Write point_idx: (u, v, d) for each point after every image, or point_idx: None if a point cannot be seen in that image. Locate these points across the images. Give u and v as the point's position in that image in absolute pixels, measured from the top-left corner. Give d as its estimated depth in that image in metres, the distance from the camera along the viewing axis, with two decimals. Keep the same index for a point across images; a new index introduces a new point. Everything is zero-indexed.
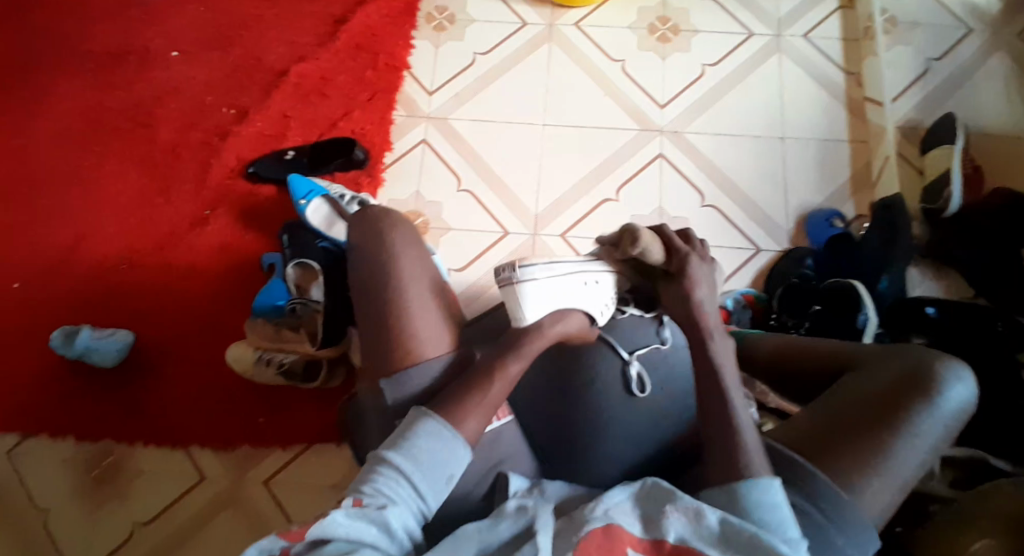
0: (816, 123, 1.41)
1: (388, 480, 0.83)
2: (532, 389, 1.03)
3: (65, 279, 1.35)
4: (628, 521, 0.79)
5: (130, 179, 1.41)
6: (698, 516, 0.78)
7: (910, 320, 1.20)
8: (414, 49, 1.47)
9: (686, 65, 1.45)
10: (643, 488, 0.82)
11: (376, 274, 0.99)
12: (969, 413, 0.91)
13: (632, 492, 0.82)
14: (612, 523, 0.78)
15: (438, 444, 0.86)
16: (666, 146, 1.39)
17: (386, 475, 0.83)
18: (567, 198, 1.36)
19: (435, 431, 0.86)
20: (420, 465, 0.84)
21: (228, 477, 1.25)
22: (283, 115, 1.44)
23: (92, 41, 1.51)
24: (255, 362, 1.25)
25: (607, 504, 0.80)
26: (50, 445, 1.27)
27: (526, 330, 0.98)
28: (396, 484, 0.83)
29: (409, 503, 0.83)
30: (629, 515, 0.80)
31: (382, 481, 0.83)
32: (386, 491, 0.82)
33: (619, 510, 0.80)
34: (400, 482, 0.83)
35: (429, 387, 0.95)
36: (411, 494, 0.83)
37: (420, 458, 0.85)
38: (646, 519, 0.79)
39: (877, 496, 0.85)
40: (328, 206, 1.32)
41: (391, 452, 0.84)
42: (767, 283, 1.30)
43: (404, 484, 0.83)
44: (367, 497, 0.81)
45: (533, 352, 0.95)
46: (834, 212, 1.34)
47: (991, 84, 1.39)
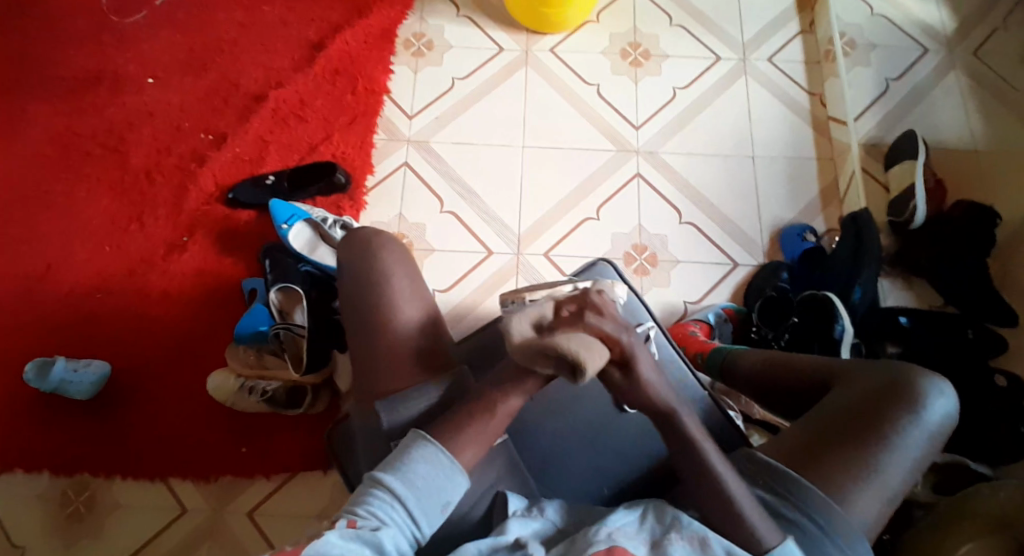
0: (784, 142, 1.46)
1: (382, 503, 0.82)
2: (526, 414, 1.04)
3: (37, 309, 1.31)
4: (632, 543, 0.80)
5: (103, 207, 1.39)
6: (703, 545, 0.81)
7: (884, 330, 1.26)
8: (392, 74, 1.49)
9: (658, 88, 1.49)
10: (646, 513, 0.85)
11: (366, 294, 1.01)
12: (951, 425, 0.93)
13: (636, 517, 0.84)
14: (615, 545, 0.79)
15: (433, 468, 0.85)
16: (642, 165, 1.43)
17: (381, 497, 0.83)
18: (549, 217, 1.38)
19: (430, 455, 0.86)
20: (415, 490, 0.84)
21: (211, 509, 1.22)
22: (262, 139, 1.43)
23: (61, 66, 1.49)
24: (237, 390, 1.23)
25: (610, 528, 0.82)
26: (24, 481, 1.23)
27: (529, 359, 0.93)
28: (390, 506, 0.82)
29: (402, 526, 0.82)
30: (633, 537, 0.81)
31: (375, 503, 0.82)
32: (380, 513, 0.82)
33: (622, 533, 0.81)
34: (394, 505, 0.83)
35: (425, 413, 0.95)
36: (405, 518, 0.83)
37: (414, 481, 0.84)
38: (652, 542, 0.82)
39: (868, 507, 0.88)
40: (310, 230, 1.32)
41: (385, 474, 0.84)
42: (745, 297, 1.33)
43: (398, 507, 0.83)
44: (361, 519, 0.81)
45: (536, 385, 0.92)
46: (804, 227, 1.38)
47: (948, 102, 1.46)
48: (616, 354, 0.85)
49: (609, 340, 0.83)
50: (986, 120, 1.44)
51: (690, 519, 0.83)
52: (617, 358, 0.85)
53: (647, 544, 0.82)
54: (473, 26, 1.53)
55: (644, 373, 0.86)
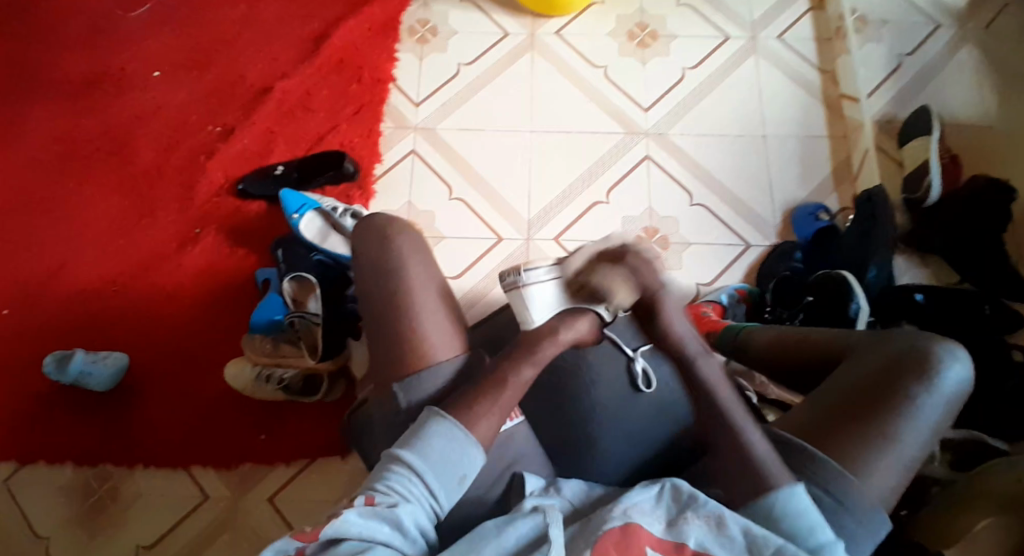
0: (796, 120, 1.44)
1: (401, 478, 0.82)
2: (540, 402, 1.03)
3: (53, 304, 1.32)
4: (647, 521, 0.80)
5: (115, 202, 1.40)
6: (719, 524, 0.79)
7: (900, 308, 1.24)
8: (398, 62, 1.48)
9: (666, 69, 1.48)
10: (664, 490, 0.84)
11: (382, 277, 1.01)
12: (968, 391, 0.92)
13: (653, 495, 0.84)
14: (630, 522, 0.79)
15: (450, 443, 0.85)
16: (652, 148, 1.42)
17: (398, 473, 0.83)
18: (558, 202, 1.37)
19: (446, 431, 0.86)
20: (433, 465, 0.84)
21: (231, 495, 1.23)
22: (270, 131, 1.43)
23: (70, 63, 1.50)
24: (254, 378, 1.23)
25: (626, 505, 0.81)
26: (44, 474, 1.24)
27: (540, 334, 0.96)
28: (409, 482, 0.83)
29: (422, 501, 0.82)
30: (648, 515, 0.81)
31: (394, 479, 0.82)
32: (398, 489, 0.82)
33: (638, 509, 0.81)
34: (412, 481, 0.83)
35: (439, 394, 0.95)
36: (424, 493, 0.83)
37: (432, 456, 0.84)
38: (667, 521, 0.81)
39: (884, 478, 0.87)
40: (321, 219, 1.33)
41: (403, 451, 0.84)
42: (759, 280, 1.33)
43: (416, 482, 0.83)
44: (379, 495, 0.81)
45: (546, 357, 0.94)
46: (819, 206, 1.37)
47: (962, 76, 1.44)
48: (645, 305, 0.97)
49: (645, 287, 0.96)
50: (1001, 93, 1.42)
51: (706, 498, 0.82)
52: (643, 311, 0.97)
53: (662, 522, 0.81)
54: (478, 12, 1.53)
55: (672, 326, 0.96)
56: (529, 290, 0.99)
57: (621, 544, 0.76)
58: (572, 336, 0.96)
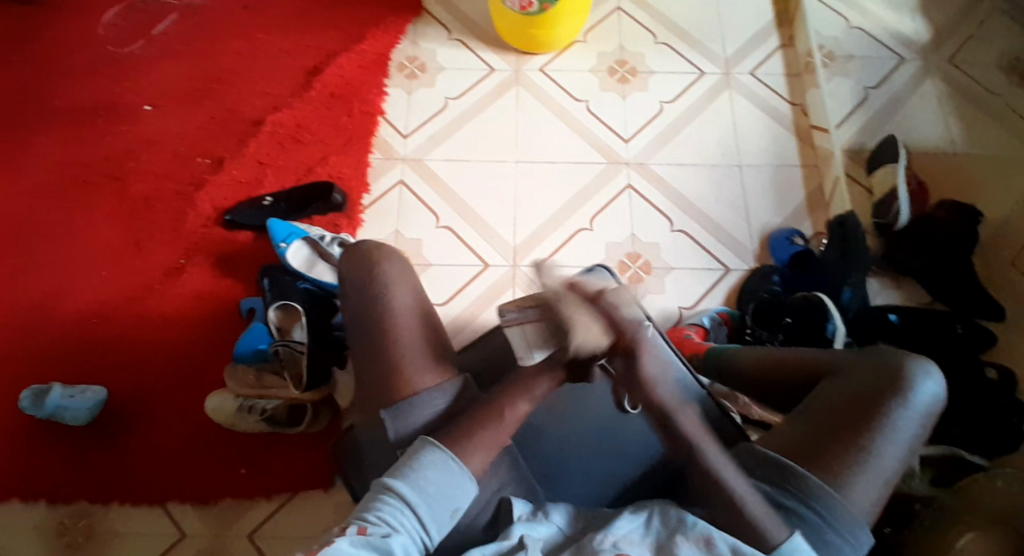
0: (770, 151, 1.49)
1: (393, 508, 0.82)
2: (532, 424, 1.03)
3: (34, 336, 1.31)
4: (637, 550, 0.82)
5: (99, 233, 1.39)
6: (708, 544, 0.81)
7: (876, 327, 1.26)
8: (387, 96, 1.52)
9: (646, 103, 1.53)
10: (651, 516, 0.86)
11: (369, 308, 1.03)
12: (941, 407, 0.95)
13: (641, 522, 0.85)
14: (620, 553, 0.80)
15: (444, 475, 0.85)
16: (634, 177, 1.46)
17: (390, 503, 0.83)
18: (544, 230, 1.40)
19: (439, 462, 0.86)
20: (426, 495, 0.84)
21: (210, 534, 1.20)
22: (259, 162, 1.45)
23: (58, 97, 1.51)
24: (236, 411, 1.22)
25: (615, 535, 0.82)
26: (19, 511, 1.21)
27: None
28: (400, 512, 0.82)
29: (412, 533, 0.82)
30: (638, 543, 0.82)
31: (386, 509, 0.82)
32: (391, 519, 0.81)
33: (627, 539, 0.82)
34: (404, 512, 0.83)
35: (433, 420, 0.95)
36: (415, 524, 0.83)
37: (425, 487, 0.84)
38: (657, 546, 0.83)
39: (865, 494, 0.88)
40: (308, 248, 1.33)
41: (396, 481, 0.84)
42: (739, 302, 1.35)
43: (408, 513, 0.83)
44: (371, 525, 0.81)
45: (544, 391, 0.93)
46: (793, 231, 1.41)
47: (926, 109, 1.51)
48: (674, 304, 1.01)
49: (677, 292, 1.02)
50: (964, 124, 1.49)
51: (695, 521, 0.84)
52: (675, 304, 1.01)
53: (652, 549, 0.83)
54: (464, 49, 1.57)
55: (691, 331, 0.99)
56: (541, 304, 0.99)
57: None
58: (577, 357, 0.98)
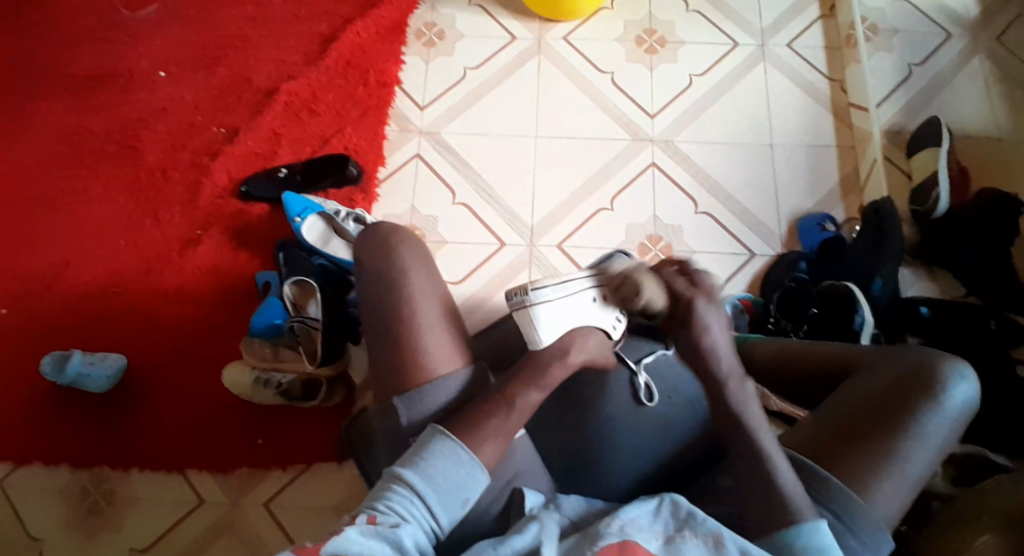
0: (803, 131, 1.43)
1: (402, 498, 0.80)
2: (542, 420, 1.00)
3: (54, 304, 1.33)
4: (643, 537, 0.79)
5: (117, 203, 1.40)
6: (717, 543, 0.79)
7: (905, 320, 1.24)
8: (404, 65, 1.48)
9: (673, 75, 1.47)
10: (661, 506, 0.83)
11: (386, 292, 0.97)
12: (975, 411, 0.90)
13: (650, 509, 0.82)
14: (627, 539, 0.77)
15: (453, 466, 0.83)
16: (658, 155, 1.41)
17: (400, 493, 0.81)
18: (562, 209, 1.36)
19: (451, 453, 0.84)
20: (436, 486, 0.82)
21: (226, 501, 1.23)
22: (275, 133, 1.43)
23: (75, 62, 1.50)
24: (252, 383, 1.23)
25: (622, 520, 0.80)
26: (44, 474, 1.24)
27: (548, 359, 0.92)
28: (410, 502, 0.80)
29: (422, 522, 0.80)
30: (645, 531, 0.80)
31: (396, 499, 0.80)
32: (400, 509, 0.79)
33: (634, 526, 0.80)
34: (414, 502, 0.80)
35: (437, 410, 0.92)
36: (425, 513, 0.80)
37: (435, 478, 0.82)
38: (665, 538, 0.80)
39: (887, 498, 0.85)
40: (323, 223, 1.31)
41: (406, 471, 0.82)
42: (763, 287, 1.31)
43: (417, 503, 0.80)
44: (381, 514, 0.78)
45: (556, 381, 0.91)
46: (825, 216, 1.35)
47: (972, 89, 1.43)
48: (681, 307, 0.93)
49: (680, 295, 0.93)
50: (1010, 106, 1.41)
51: (705, 517, 0.81)
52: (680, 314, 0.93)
53: (659, 538, 0.80)
54: (485, 15, 1.52)
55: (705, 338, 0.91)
56: (534, 309, 0.98)
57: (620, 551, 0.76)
58: (584, 357, 0.94)
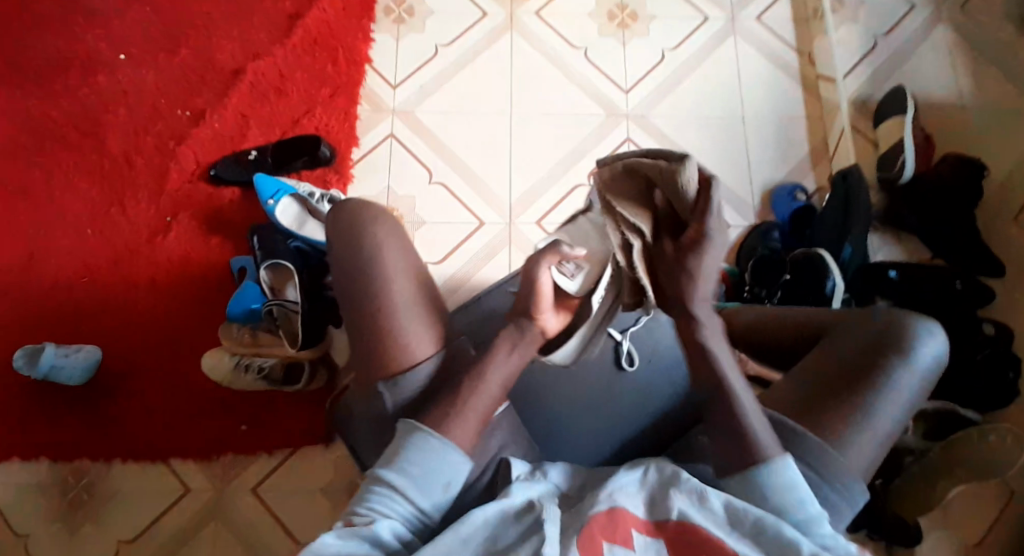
0: (774, 104, 1.45)
1: (382, 496, 0.79)
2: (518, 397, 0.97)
3: (22, 297, 1.29)
4: (632, 503, 0.76)
5: (82, 191, 1.36)
6: (702, 499, 0.75)
7: (874, 283, 1.25)
8: (374, 43, 1.46)
9: (646, 49, 1.48)
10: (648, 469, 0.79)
11: (354, 268, 0.90)
12: (942, 366, 0.90)
13: (636, 474, 0.79)
14: (616, 506, 0.75)
15: (429, 457, 0.81)
16: (633, 131, 1.42)
17: (380, 491, 0.80)
18: (539, 186, 1.36)
19: (424, 444, 0.81)
20: (414, 478, 0.80)
21: (212, 488, 1.22)
22: (243, 114, 1.40)
23: (30, 47, 1.45)
24: (233, 369, 1.22)
25: (611, 488, 0.77)
26: (20, 471, 1.22)
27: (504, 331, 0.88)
28: (390, 497, 0.79)
29: (406, 515, 0.79)
30: (633, 495, 0.77)
31: (375, 498, 0.79)
32: (379, 506, 0.79)
33: (624, 492, 0.77)
34: (395, 498, 0.79)
35: (425, 388, 0.87)
36: (407, 506, 0.79)
37: (411, 469, 0.80)
38: (651, 500, 0.77)
39: (862, 450, 0.85)
40: (297, 205, 1.30)
41: (382, 470, 0.81)
42: (737, 259, 1.34)
43: (398, 498, 0.79)
44: (360, 516, 0.78)
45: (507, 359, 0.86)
46: (795, 186, 1.38)
47: (935, 56, 1.46)
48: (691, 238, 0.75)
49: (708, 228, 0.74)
50: (972, 71, 1.45)
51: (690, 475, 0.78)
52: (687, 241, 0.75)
53: (645, 501, 0.77)
54: None
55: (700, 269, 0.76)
56: None
57: (608, 528, 0.73)
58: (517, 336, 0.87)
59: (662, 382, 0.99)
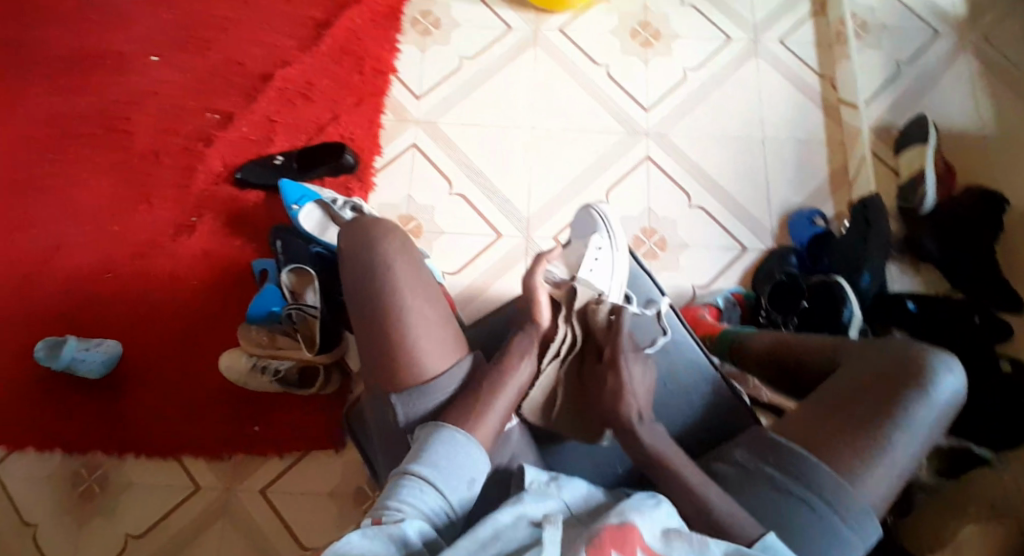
0: (795, 127, 1.45)
1: (410, 490, 0.79)
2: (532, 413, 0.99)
3: (44, 290, 1.32)
4: (643, 522, 0.74)
5: (109, 188, 1.39)
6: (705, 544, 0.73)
7: (890, 314, 1.27)
8: (400, 53, 1.48)
9: (669, 68, 1.48)
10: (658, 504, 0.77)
11: (366, 283, 0.92)
12: (960, 403, 0.90)
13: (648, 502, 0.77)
14: (627, 520, 0.73)
15: (453, 450, 0.83)
16: (653, 149, 1.42)
17: (408, 487, 0.79)
18: (557, 200, 1.37)
19: (448, 439, 0.84)
20: (441, 471, 0.81)
21: (222, 487, 1.24)
22: (268, 119, 1.43)
23: (64, 45, 1.48)
24: (249, 369, 1.23)
25: (621, 507, 0.75)
26: (36, 461, 1.24)
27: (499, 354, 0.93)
28: (419, 491, 0.79)
29: (435, 509, 0.79)
30: (645, 516, 0.75)
31: (403, 492, 0.79)
32: (409, 500, 0.78)
33: (635, 511, 0.75)
34: (424, 491, 0.79)
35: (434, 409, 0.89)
36: (436, 500, 0.79)
37: (438, 462, 0.82)
38: (662, 529, 0.75)
39: (877, 485, 0.85)
40: (320, 211, 1.31)
41: (409, 466, 0.81)
42: (754, 281, 1.34)
43: (427, 490, 0.79)
44: (387, 513, 0.77)
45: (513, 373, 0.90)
46: (815, 211, 1.38)
47: (958, 87, 1.46)
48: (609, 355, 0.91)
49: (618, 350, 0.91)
50: (995, 103, 1.44)
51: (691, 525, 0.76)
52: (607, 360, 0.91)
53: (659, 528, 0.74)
54: (481, 5, 1.52)
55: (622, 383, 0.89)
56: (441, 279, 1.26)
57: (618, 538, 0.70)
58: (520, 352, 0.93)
59: (676, 404, 1.00)
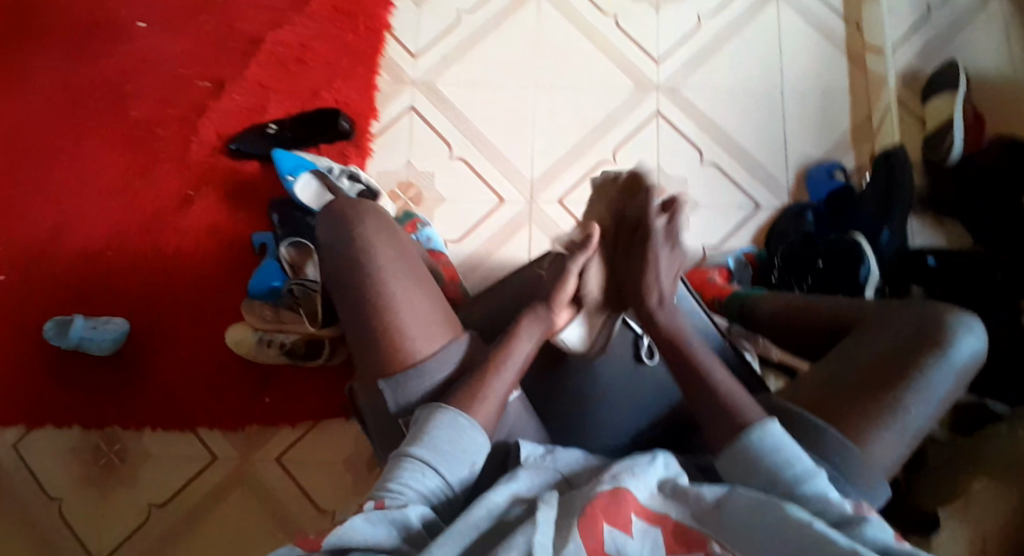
0: (815, 75, 1.37)
1: (413, 472, 0.74)
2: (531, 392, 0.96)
3: (48, 269, 1.31)
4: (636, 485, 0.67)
5: (106, 161, 1.36)
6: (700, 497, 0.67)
7: (911, 271, 1.19)
8: (395, 9, 1.40)
9: (681, 16, 1.40)
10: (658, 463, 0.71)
11: (347, 269, 0.88)
12: (980, 364, 0.83)
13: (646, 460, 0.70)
14: (619, 486, 0.66)
15: (458, 434, 0.77)
16: (663, 104, 1.35)
17: (409, 468, 0.74)
18: (562, 162, 1.32)
19: (452, 421, 0.78)
20: (445, 455, 0.75)
21: (238, 457, 1.26)
22: (262, 85, 1.37)
23: (53, 14, 1.43)
24: (255, 343, 1.23)
25: (615, 468, 0.69)
26: (55, 436, 1.26)
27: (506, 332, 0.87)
28: (421, 474, 0.74)
29: (436, 495, 0.74)
30: (639, 477, 0.68)
31: (405, 474, 0.73)
32: (411, 483, 0.73)
33: (628, 472, 0.68)
34: (425, 473, 0.74)
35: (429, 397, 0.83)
36: (438, 485, 0.74)
37: (441, 445, 0.76)
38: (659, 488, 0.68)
39: (887, 449, 0.78)
40: (317, 181, 1.25)
41: (410, 446, 0.76)
42: (768, 240, 1.28)
43: (429, 474, 0.74)
44: (390, 496, 0.71)
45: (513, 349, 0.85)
46: (834, 165, 1.31)
47: (989, 32, 1.38)
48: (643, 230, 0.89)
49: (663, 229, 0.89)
50: None
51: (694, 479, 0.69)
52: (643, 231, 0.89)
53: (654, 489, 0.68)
54: None
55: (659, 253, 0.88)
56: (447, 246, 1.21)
57: (608, 509, 0.64)
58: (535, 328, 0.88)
59: None
